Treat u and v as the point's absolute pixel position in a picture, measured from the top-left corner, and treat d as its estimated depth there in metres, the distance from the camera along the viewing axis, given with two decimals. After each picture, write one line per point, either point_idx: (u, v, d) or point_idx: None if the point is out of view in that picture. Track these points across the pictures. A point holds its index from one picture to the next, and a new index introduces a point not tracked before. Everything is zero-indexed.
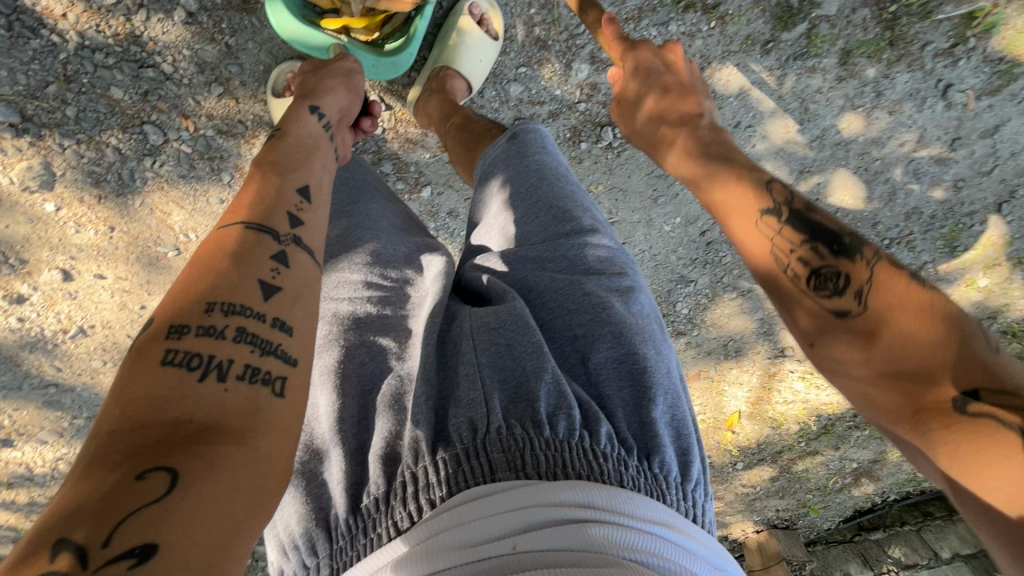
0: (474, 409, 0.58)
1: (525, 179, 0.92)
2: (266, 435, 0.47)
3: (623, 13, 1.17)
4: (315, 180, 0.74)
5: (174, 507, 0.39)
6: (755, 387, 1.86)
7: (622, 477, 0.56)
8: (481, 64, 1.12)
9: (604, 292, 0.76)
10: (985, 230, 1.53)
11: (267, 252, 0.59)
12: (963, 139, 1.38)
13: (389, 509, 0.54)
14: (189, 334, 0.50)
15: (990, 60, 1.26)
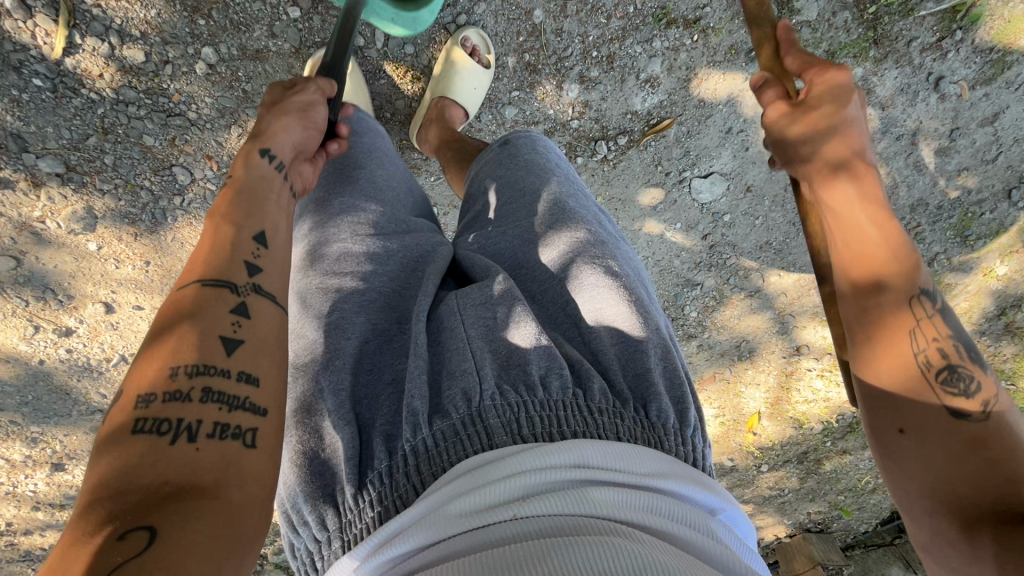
0: (467, 380, 0.64)
1: (517, 168, 0.99)
2: (240, 485, 0.51)
3: (608, 34, 1.14)
4: (270, 223, 0.72)
5: (152, 563, 0.43)
6: (773, 387, 1.87)
7: (618, 429, 0.62)
8: (474, 92, 1.17)
9: (589, 262, 0.81)
10: (998, 217, 1.53)
11: (227, 306, 0.61)
12: (962, 129, 1.40)
13: (392, 480, 0.59)
14: (155, 402, 0.53)
15: (980, 50, 1.28)
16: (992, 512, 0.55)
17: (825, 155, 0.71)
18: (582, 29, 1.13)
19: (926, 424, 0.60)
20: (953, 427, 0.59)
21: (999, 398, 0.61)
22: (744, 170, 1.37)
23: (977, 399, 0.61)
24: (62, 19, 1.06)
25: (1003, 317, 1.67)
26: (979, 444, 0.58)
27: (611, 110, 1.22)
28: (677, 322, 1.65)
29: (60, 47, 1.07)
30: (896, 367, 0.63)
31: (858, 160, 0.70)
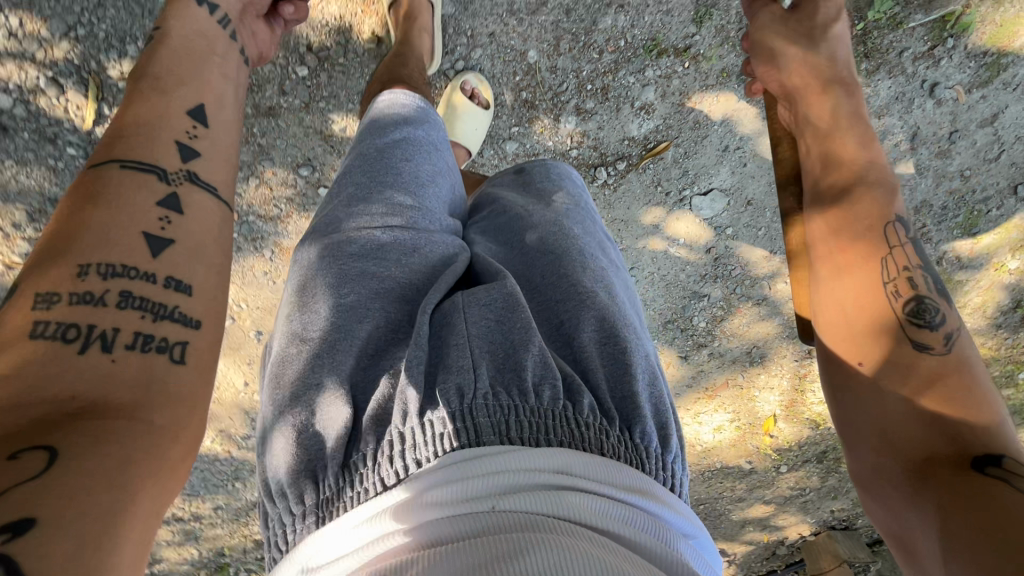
0: (463, 376, 0.69)
1: (536, 195, 1.05)
2: (161, 411, 0.53)
3: (602, 67, 1.16)
4: (211, 97, 0.77)
5: (55, 482, 0.44)
6: (786, 390, 1.89)
7: (603, 444, 0.66)
8: (476, 132, 1.19)
9: (590, 283, 0.86)
10: (1004, 213, 1.53)
11: (152, 198, 0.64)
12: (961, 131, 1.41)
13: (375, 465, 0.64)
14: (59, 303, 0.54)
15: (973, 55, 1.29)
16: (956, 456, 0.62)
17: (815, 67, 0.98)
18: (576, 65, 1.15)
19: (892, 355, 0.73)
20: (917, 360, 0.71)
21: (959, 332, 0.74)
22: (744, 184, 1.40)
23: (941, 333, 0.74)
24: (91, 92, 1.13)
25: (1019, 309, 1.69)
26: (939, 379, 0.69)
27: (608, 137, 1.26)
28: (686, 332, 1.68)
29: (90, 118, 1.15)
30: (872, 284, 0.78)
31: (841, 78, 0.97)
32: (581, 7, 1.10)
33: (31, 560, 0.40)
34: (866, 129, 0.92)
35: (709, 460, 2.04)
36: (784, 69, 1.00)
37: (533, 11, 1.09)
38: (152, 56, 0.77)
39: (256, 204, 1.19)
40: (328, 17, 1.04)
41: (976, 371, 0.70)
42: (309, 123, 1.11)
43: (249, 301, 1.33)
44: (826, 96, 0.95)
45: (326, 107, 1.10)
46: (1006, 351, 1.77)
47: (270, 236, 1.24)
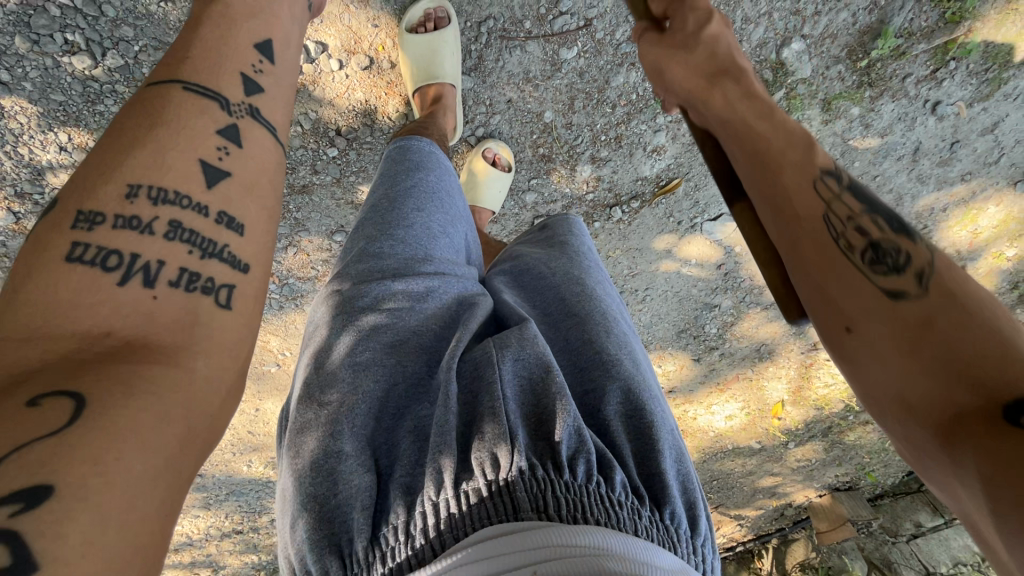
0: (498, 442, 0.62)
1: (555, 253, 1.03)
2: (203, 358, 0.51)
3: (614, 120, 1.21)
4: (278, 35, 0.76)
5: (79, 436, 0.41)
6: (793, 378, 1.99)
7: (639, 528, 0.57)
8: (500, 193, 1.26)
9: (615, 350, 0.81)
10: (1003, 209, 1.59)
11: (214, 126, 0.63)
12: (962, 141, 1.44)
13: (408, 538, 0.58)
14: (102, 225, 0.53)
15: (975, 73, 1.32)
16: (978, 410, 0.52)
17: (700, 65, 0.91)
18: (590, 120, 1.19)
19: (870, 315, 0.62)
20: (896, 312, 0.60)
21: (935, 261, 0.63)
22: None
23: (911, 271, 0.62)
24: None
25: (1016, 290, 1.76)
26: (928, 325, 0.58)
27: (622, 179, 1.31)
28: (698, 338, 1.77)
29: None
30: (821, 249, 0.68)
31: (727, 68, 0.90)
32: (593, 68, 1.13)
33: (45, 538, 0.36)
34: (770, 104, 0.84)
35: (722, 443, 2.18)
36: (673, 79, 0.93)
37: (547, 77, 1.13)
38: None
39: (294, 269, 1.27)
40: (355, 104, 1.09)
41: (967, 298, 0.59)
42: (340, 196, 1.17)
43: (292, 348, 1.43)
44: (716, 91, 0.88)
45: (355, 180, 1.16)
46: None
47: (309, 294, 1.32)
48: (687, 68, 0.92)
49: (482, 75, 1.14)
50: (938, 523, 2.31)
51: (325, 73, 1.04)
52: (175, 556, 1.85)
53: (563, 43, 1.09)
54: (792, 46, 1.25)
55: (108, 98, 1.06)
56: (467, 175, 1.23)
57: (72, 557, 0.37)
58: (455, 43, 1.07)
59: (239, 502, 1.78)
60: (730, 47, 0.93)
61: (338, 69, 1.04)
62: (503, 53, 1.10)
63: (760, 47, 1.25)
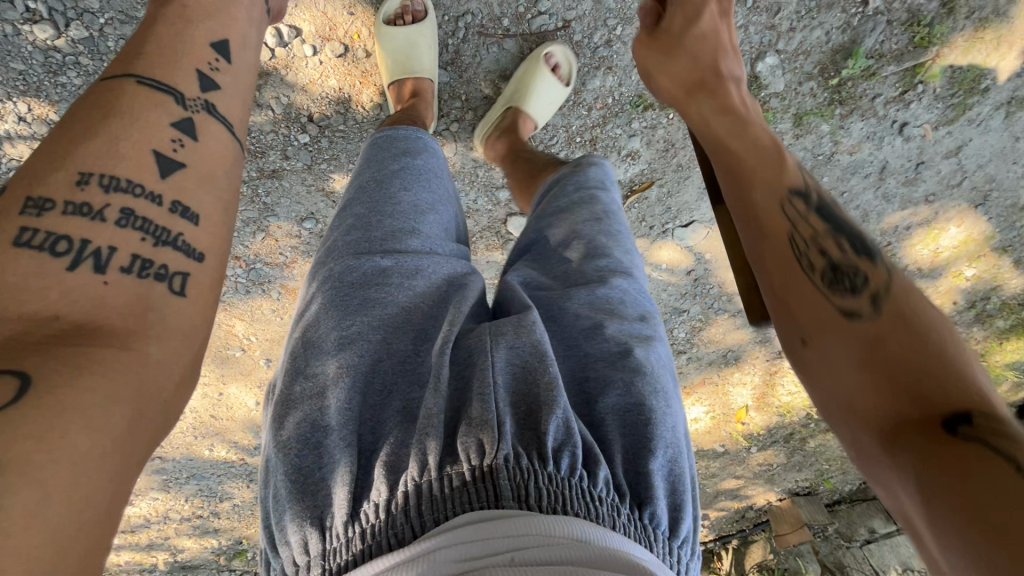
0: (484, 430, 0.63)
1: (573, 216, 0.97)
2: (156, 341, 0.54)
3: (590, 122, 1.23)
4: (237, 35, 0.79)
5: (20, 415, 0.43)
6: (758, 384, 2.03)
7: (616, 523, 0.60)
8: (549, 105, 1.16)
9: (620, 337, 0.80)
10: (964, 229, 1.64)
11: (168, 117, 0.66)
12: (927, 162, 1.48)
13: (390, 516, 0.59)
14: (52, 211, 0.56)
15: (941, 97, 1.35)
16: (925, 419, 0.51)
17: (733, 159, 0.82)
18: (564, 121, 1.23)
19: (837, 362, 0.60)
20: (852, 330, 0.61)
21: (910, 315, 0.59)
22: None
23: (881, 317, 0.60)
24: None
25: (974, 308, 1.82)
26: (876, 345, 0.58)
27: None
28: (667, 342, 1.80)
29: None
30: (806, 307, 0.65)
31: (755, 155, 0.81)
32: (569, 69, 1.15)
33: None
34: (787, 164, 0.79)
35: None
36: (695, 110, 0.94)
37: None
38: None
39: (262, 253, 1.27)
40: (328, 91, 1.07)
41: (968, 374, 0.53)
42: (311, 182, 1.16)
43: (259, 334, 1.42)
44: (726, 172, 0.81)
45: (326, 168, 1.15)
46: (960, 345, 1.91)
47: (277, 280, 1.32)
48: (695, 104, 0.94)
49: (459, 70, 1.14)
50: (890, 530, 2.39)
51: (299, 59, 1.03)
52: (131, 537, 1.83)
53: (538, 44, 1.13)
54: (766, 60, 1.27)
55: (71, 70, 1.03)
56: (524, 75, 1.11)
57: (14, 528, 0.39)
58: (432, 35, 1.08)
59: (199, 485, 1.76)
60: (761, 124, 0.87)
61: (312, 55, 1.04)
62: (481, 50, 1.12)
63: None
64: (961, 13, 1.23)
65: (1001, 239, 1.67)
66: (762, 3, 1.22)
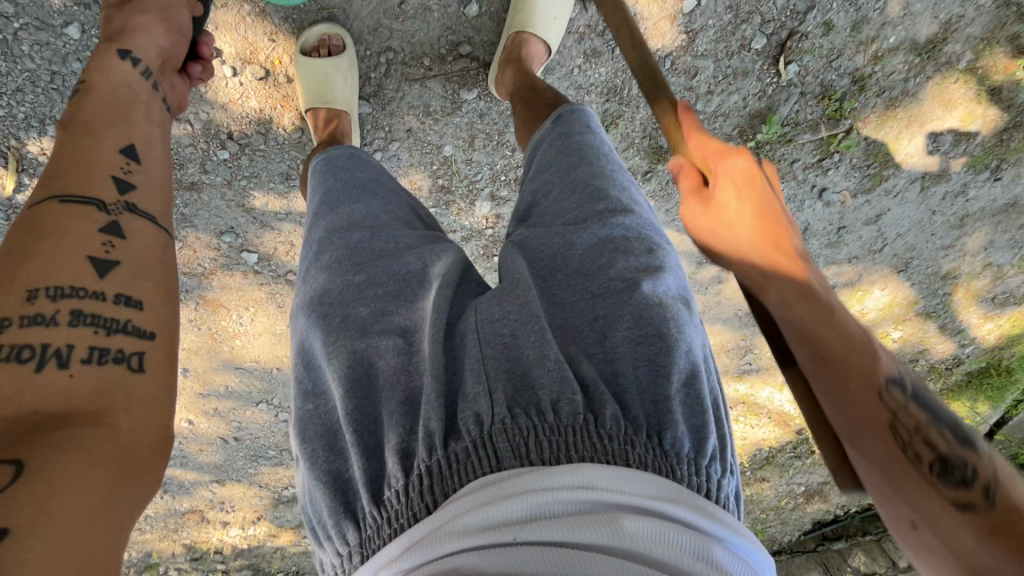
0: (479, 402, 0.64)
1: (564, 162, 0.92)
2: (125, 414, 0.56)
3: (514, 163, 1.26)
4: (139, 136, 0.77)
5: (17, 492, 0.46)
6: None
7: (628, 456, 0.61)
8: (554, 21, 1.13)
9: (631, 274, 0.77)
10: (888, 293, 1.69)
11: (94, 224, 0.66)
12: (848, 227, 1.54)
13: (408, 500, 0.62)
14: (10, 327, 0.57)
15: (857, 167, 1.42)
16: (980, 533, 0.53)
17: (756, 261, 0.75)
18: (489, 160, 1.25)
19: (930, 516, 0.57)
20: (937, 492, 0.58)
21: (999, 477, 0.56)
22: None
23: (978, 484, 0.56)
24: (11, 165, 1.14)
25: None
26: (995, 528, 0.53)
27: None
28: None
29: (11, 187, 1.15)
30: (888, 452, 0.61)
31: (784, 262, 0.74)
32: (493, 110, 1.21)
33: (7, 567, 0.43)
34: (827, 298, 0.71)
35: None
36: (721, 180, 0.78)
37: (448, 113, 1.19)
38: (80, 101, 0.78)
39: (181, 263, 1.29)
40: (249, 111, 1.15)
41: None
42: (232, 198, 1.22)
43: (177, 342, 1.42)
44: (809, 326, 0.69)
45: (247, 185, 1.21)
46: None
47: (195, 290, 1.33)
48: (738, 168, 0.77)
49: (381, 102, 1.18)
50: None
51: (220, 79, 1.11)
52: None
53: (462, 83, 1.18)
54: None
55: None
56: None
57: None
58: (349, 69, 1.11)
59: None
60: (801, 249, 0.77)
61: (232, 76, 1.11)
62: (403, 85, 1.16)
63: (656, 116, 1.33)
64: (872, 91, 1.31)
65: (924, 304, 1.72)
66: (680, 65, 1.28)
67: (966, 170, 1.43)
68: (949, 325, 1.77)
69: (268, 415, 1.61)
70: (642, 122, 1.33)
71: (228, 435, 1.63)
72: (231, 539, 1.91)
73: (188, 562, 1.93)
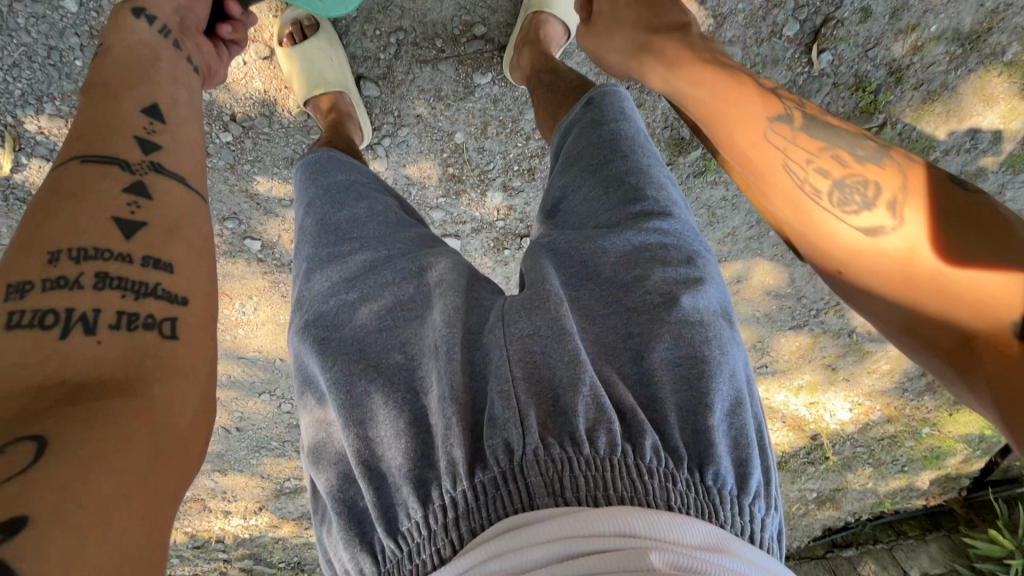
0: (509, 429, 0.58)
1: (597, 157, 0.86)
2: (159, 382, 0.52)
3: (528, 152, 1.21)
4: (164, 98, 0.74)
5: (40, 473, 0.42)
6: None
7: (670, 496, 0.55)
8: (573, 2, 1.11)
9: (669, 287, 0.71)
10: None
11: (118, 185, 0.62)
12: None
13: (430, 535, 0.57)
14: (33, 290, 0.53)
15: None
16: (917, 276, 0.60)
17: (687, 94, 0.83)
18: (502, 148, 1.20)
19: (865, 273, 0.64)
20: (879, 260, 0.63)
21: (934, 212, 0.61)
22: None
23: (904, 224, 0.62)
24: (7, 143, 1.10)
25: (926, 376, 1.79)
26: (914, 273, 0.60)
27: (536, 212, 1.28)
28: None
29: (9, 166, 1.13)
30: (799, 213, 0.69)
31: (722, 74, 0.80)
32: (508, 96, 1.15)
33: (25, 561, 0.38)
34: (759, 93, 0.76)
35: None
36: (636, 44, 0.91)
37: (460, 98, 1.14)
38: (98, 65, 0.75)
39: None
40: (252, 92, 1.11)
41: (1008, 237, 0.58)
42: (235, 182, 1.18)
43: None
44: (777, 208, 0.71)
45: (251, 169, 1.17)
46: (909, 412, 1.89)
47: None
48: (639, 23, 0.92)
49: (391, 85, 1.14)
50: None
51: None
52: None
53: (476, 66, 1.12)
54: None
55: None
56: None
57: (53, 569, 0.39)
58: (330, 44, 1.08)
59: None
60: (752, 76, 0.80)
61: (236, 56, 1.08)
62: (414, 68, 1.11)
63: None
64: (909, 83, 1.23)
65: None
66: None
67: (1004, 170, 1.35)
68: None
69: (270, 406, 1.58)
70: (663, 111, 1.27)
71: (230, 425, 1.60)
72: (231, 527, 1.88)
73: (189, 549, 1.92)
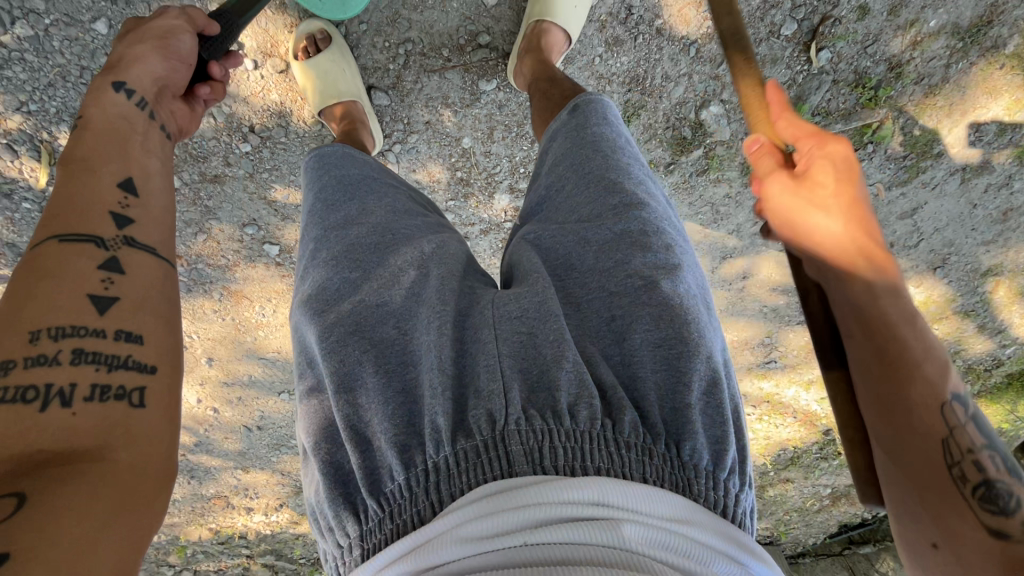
0: (493, 402, 0.62)
1: (579, 157, 0.88)
2: (126, 447, 0.54)
3: (532, 155, 1.24)
4: (139, 173, 0.72)
5: (20, 521, 0.45)
6: None
7: (645, 469, 0.60)
8: (575, 8, 1.11)
9: (650, 271, 0.73)
10: (923, 290, 1.58)
11: (94, 263, 0.63)
12: (881, 221, 1.46)
13: (413, 497, 0.61)
14: (15, 368, 0.55)
15: (893, 158, 1.35)
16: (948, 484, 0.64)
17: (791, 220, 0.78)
18: (508, 152, 1.24)
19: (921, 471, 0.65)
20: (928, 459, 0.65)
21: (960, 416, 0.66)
22: None
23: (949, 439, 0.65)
24: (43, 158, 1.18)
25: None
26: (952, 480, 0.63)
27: None
28: None
29: (44, 179, 1.20)
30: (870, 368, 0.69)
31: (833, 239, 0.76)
32: (512, 101, 1.19)
33: None
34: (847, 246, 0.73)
35: None
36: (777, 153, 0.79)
37: (466, 104, 1.19)
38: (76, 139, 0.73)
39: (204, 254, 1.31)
40: (269, 103, 1.17)
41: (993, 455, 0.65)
42: (253, 190, 1.24)
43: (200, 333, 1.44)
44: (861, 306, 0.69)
45: (268, 177, 1.23)
46: None
47: (218, 281, 1.36)
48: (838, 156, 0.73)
49: (400, 94, 1.18)
50: None
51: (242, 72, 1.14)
52: None
53: (481, 74, 1.17)
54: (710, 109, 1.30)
55: (16, 65, 1.10)
56: None
57: None
58: (342, 56, 1.13)
59: None
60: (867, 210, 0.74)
61: (253, 69, 1.14)
62: (422, 77, 1.16)
63: (679, 106, 1.30)
64: (909, 78, 1.25)
65: (963, 302, 1.59)
66: (706, 53, 1.25)
67: (1010, 163, 1.35)
68: (989, 324, 1.63)
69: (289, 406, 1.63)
70: (665, 112, 1.31)
71: (252, 424, 1.66)
72: (254, 524, 1.95)
73: (215, 545, 1.99)
